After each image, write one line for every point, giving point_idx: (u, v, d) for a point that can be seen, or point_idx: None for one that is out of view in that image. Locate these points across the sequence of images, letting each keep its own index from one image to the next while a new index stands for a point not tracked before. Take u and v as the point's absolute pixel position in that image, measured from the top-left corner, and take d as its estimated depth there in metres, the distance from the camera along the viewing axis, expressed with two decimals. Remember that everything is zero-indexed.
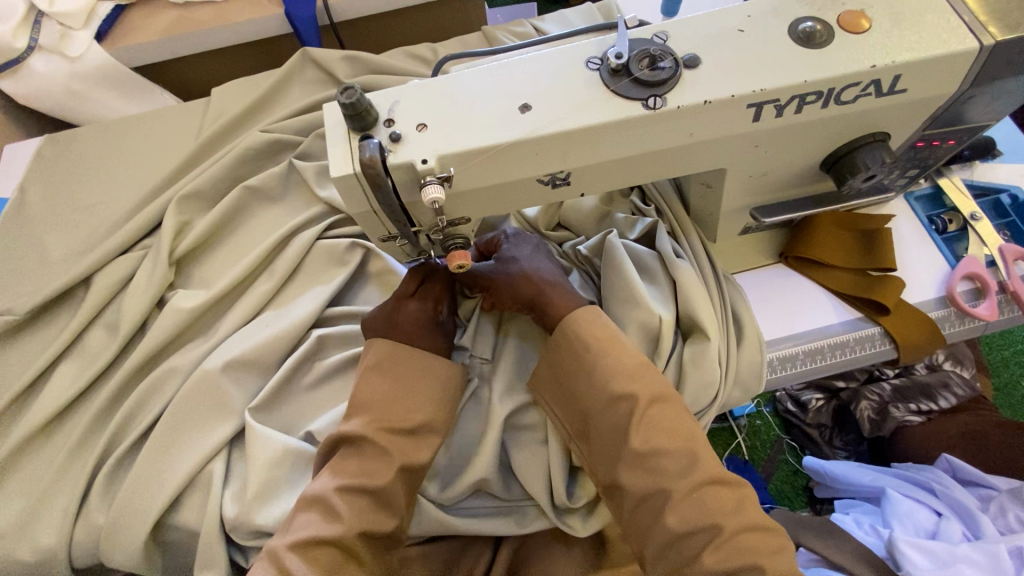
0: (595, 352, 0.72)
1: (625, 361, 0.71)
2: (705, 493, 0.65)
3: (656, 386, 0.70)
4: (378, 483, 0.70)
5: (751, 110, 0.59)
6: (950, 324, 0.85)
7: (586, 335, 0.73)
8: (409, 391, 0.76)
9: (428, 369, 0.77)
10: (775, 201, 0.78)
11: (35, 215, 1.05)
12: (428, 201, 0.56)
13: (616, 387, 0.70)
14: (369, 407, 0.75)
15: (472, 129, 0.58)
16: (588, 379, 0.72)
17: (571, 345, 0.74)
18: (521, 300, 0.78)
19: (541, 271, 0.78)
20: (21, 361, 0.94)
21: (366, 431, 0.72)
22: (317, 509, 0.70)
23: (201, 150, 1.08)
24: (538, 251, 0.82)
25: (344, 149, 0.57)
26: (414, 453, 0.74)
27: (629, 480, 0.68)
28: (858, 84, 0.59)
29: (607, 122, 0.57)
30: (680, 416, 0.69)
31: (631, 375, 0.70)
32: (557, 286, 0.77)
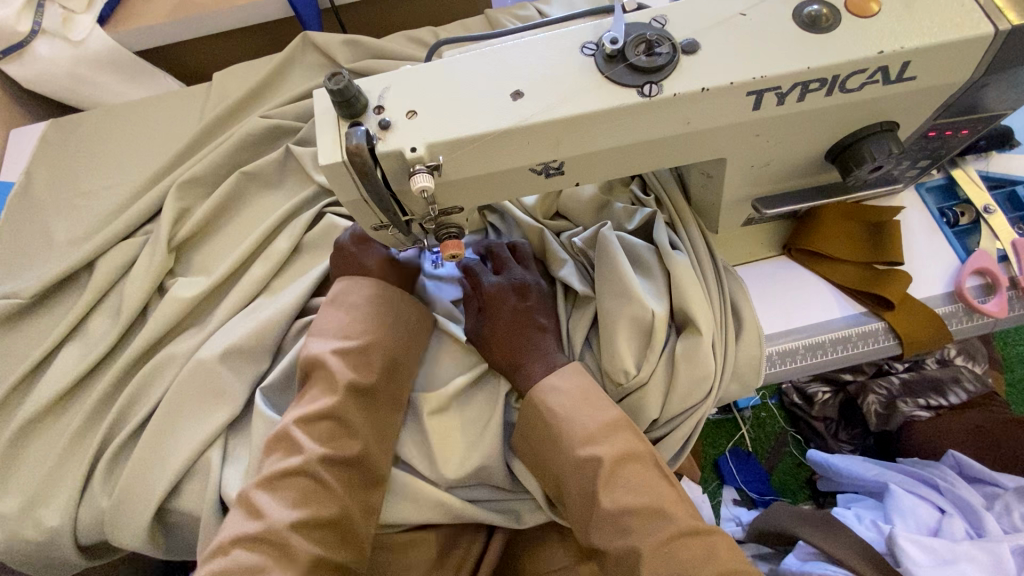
0: (559, 419, 0.72)
1: (590, 423, 0.70)
2: (677, 547, 0.63)
3: (622, 444, 0.69)
4: (328, 405, 0.73)
5: (751, 98, 0.57)
6: (958, 321, 0.82)
7: (552, 404, 0.73)
8: (363, 320, 0.81)
9: (378, 295, 0.83)
10: (776, 192, 0.76)
11: (41, 200, 1.06)
12: (417, 190, 0.56)
13: (581, 450, 0.69)
14: (331, 336, 0.80)
15: (461, 117, 0.56)
16: (555, 444, 0.72)
17: (537, 415, 0.74)
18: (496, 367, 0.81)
19: (516, 340, 0.78)
20: (29, 343, 0.96)
21: (320, 354, 0.77)
22: (283, 445, 0.72)
23: (202, 135, 1.08)
24: (524, 309, 0.80)
25: (333, 136, 0.56)
26: (366, 371, 0.77)
27: (601, 541, 0.66)
28: (864, 72, 0.57)
29: (601, 110, 0.56)
30: (650, 474, 0.69)
31: (594, 437, 0.70)
32: (535, 357, 0.77)
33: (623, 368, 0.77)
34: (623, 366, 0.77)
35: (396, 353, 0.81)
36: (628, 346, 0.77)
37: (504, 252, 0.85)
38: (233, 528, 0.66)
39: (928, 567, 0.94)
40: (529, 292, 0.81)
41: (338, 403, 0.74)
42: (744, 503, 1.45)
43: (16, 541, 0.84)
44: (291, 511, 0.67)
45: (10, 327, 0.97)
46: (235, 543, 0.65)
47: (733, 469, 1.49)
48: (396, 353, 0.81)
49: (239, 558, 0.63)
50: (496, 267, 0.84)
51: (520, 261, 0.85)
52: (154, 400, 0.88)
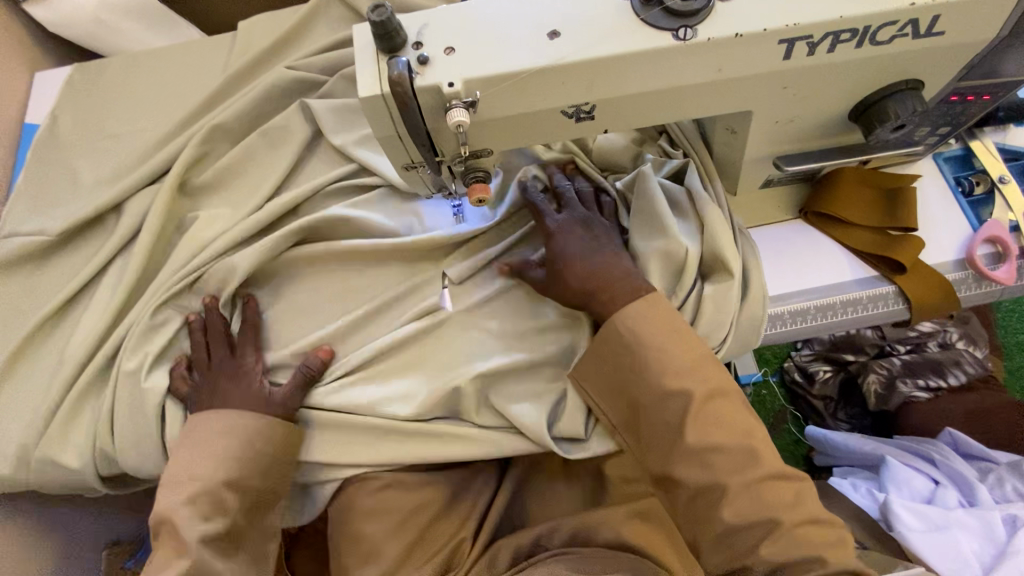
0: (651, 348, 0.73)
1: (681, 357, 0.73)
2: (766, 489, 0.68)
3: (711, 381, 0.72)
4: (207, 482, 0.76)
5: (782, 47, 0.58)
6: (967, 287, 0.85)
7: (641, 331, 0.74)
8: (223, 428, 0.79)
9: (234, 424, 0.79)
10: (799, 150, 0.78)
11: (68, 142, 1.08)
12: (452, 124, 0.58)
13: (672, 383, 0.71)
14: (180, 480, 0.76)
15: (499, 55, 0.58)
16: (641, 373, 0.74)
17: (624, 343, 0.75)
18: (574, 299, 0.79)
19: (590, 269, 0.77)
20: (58, 279, 0.99)
21: (169, 510, 0.74)
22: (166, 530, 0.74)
23: (226, 84, 1.09)
24: (594, 240, 0.79)
25: (373, 69, 0.58)
26: (233, 459, 0.78)
27: (685, 472, 0.70)
28: (896, 24, 0.58)
29: (636, 52, 0.57)
30: (736, 412, 0.72)
31: (684, 372, 0.72)
32: (607, 289, 0.76)
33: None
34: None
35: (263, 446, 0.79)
36: (658, 281, 0.81)
37: (570, 192, 0.83)
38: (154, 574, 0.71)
39: (920, 532, 0.98)
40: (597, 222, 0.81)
41: (210, 485, 0.76)
42: None
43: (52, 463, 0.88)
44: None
45: (40, 263, 1.00)
46: None
47: None
48: (257, 442, 0.79)
49: None
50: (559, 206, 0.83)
51: (583, 203, 0.84)
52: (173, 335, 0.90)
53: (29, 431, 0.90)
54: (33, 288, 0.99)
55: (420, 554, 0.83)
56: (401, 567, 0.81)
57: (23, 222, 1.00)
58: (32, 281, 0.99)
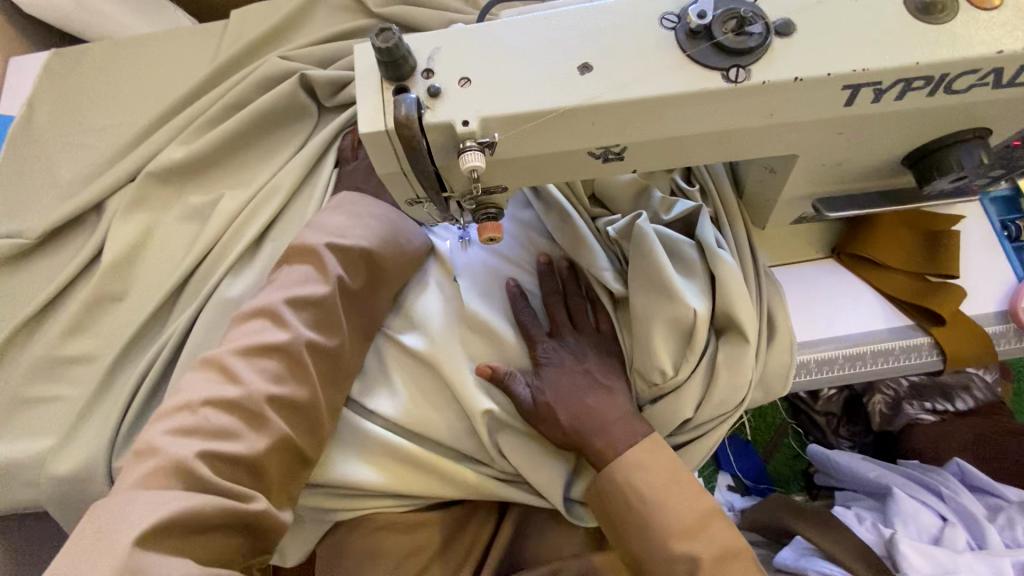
0: (651, 504, 0.68)
1: (685, 514, 0.67)
2: None
3: (719, 541, 0.66)
4: (281, 339, 0.69)
5: (846, 93, 0.51)
6: (1006, 341, 0.79)
7: (640, 482, 0.69)
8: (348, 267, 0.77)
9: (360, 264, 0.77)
10: (841, 192, 0.71)
11: (40, 136, 0.99)
12: (466, 169, 0.50)
13: (675, 546, 0.66)
14: (267, 317, 0.72)
15: (520, 91, 0.50)
16: (642, 531, 0.68)
17: (623, 494, 0.70)
18: (566, 442, 0.74)
19: (582, 407, 0.73)
20: (30, 285, 0.91)
21: (226, 352, 0.68)
22: (209, 374, 0.67)
23: (214, 78, 1.00)
24: (585, 372, 0.75)
25: (376, 100, 0.50)
26: (331, 298, 0.74)
27: None
28: (976, 72, 0.51)
29: (679, 93, 0.50)
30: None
31: (688, 532, 0.66)
32: (601, 432, 0.72)
33: (659, 369, 0.73)
34: (661, 367, 0.73)
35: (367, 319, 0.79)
36: (667, 348, 0.73)
37: (561, 313, 0.80)
38: (201, 389, 0.65)
39: None
40: (588, 354, 0.77)
41: (290, 344, 0.69)
42: (738, 489, 1.45)
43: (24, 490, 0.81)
44: (220, 441, 0.62)
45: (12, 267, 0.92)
46: (160, 454, 0.60)
47: (731, 455, 1.50)
48: (367, 282, 0.78)
49: (158, 463, 0.59)
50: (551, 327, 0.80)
51: (575, 326, 0.80)
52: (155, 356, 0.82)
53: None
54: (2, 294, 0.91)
55: None
56: None
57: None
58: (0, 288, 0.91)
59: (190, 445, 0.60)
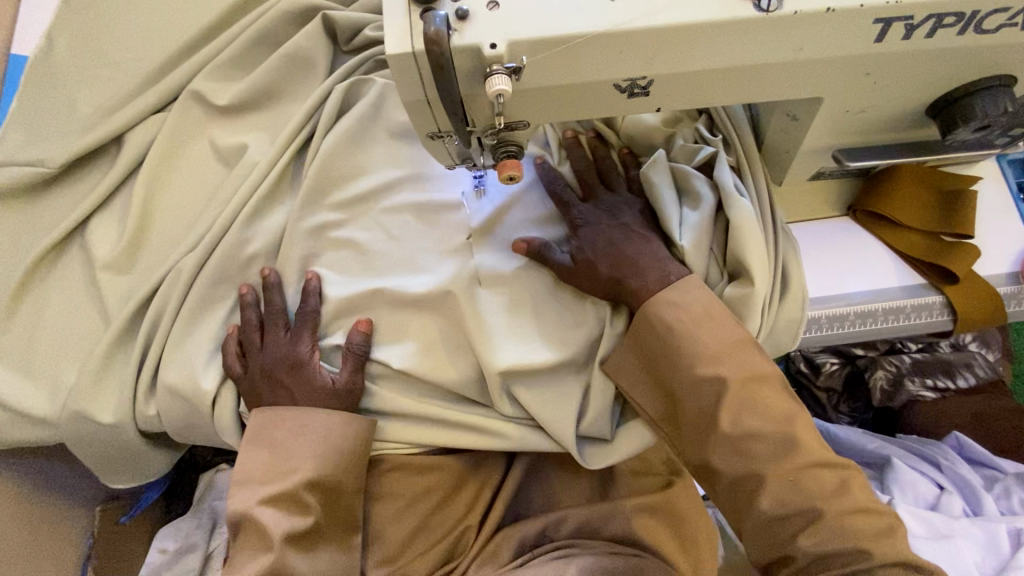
0: (681, 334, 0.68)
1: (714, 342, 0.67)
2: (810, 478, 0.62)
3: (748, 365, 0.66)
4: (304, 423, 0.74)
5: (877, 27, 0.51)
6: (1017, 302, 0.80)
7: (668, 317, 0.69)
8: (291, 427, 0.75)
9: (307, 423, 0.74)
10: (862, 144, 0.70)
11: (53, 73, 0.98)
12: (492, 94, 0.50)
13: (702, 370, 0.66)
14: (274, 428, 0.75)
15: (548, 15, 0.50)
16: (670, 361, 0.69)
17: (650, 328, 0.70)
18: (601, 286, 0.74)
19: (619, 255, 0.72)
20: (51, 218, 0.92)
21: (248, 509, 0.71)
22: (251, 540, 0.70)
23: (228, 17, 0.98)
24: (621, 227, 0.74)
25: (403, 22, 0.50)
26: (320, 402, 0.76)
27: (719, 463, 0.65)
28: (1006, 10, 0.51)
29: (710, 21, 0.49)
30: (777, 396, 0.66)
31: (716, 357, 0.67)
32: (635, 273, 0.71)
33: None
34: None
35: (347, 443, 0.75)
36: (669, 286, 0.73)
37: (593, 176, 0.78)
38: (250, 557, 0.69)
39: (924, 542, 0.97)
40: (622, 211, 0.75)
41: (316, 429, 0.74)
42: None
43: (48, 413, 0.83)
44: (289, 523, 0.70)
45: (33, 198, 0.93)
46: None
47: None
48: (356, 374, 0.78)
49: None
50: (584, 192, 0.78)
51: (611, 186, 0.78)
52: (170, 288, 0.83)
53: (21, 377, 0.85)
54: (22, 225, 0.91)
55: (423, 540, 0.81)
56: (403, 551, 0.80)
57: (16, 152, 0.93)
58: (21, 217, 0.92)
59: (276, 526, 0.69)
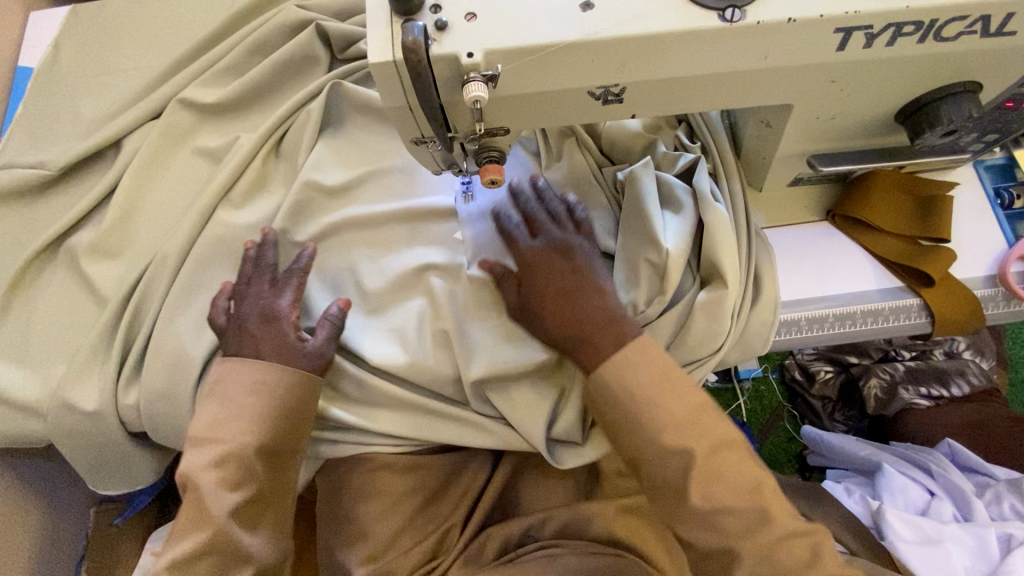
0: (645, 403, 0.65)
1: (679, 409, 0.65)
2: (778, 549, 0.61)
3: (715, 433, 0.64)
4: (271, 390, 0.71)
5: (838, 36, 0.53)
6: (995, 305, 0.81)
7: (631, 383, 0.66)
8: (247, 384, 0.72)
9: (264, 381, 0.72)
10: (836, 150, 0.72)
11: (56, 80, 1.01)
12: (469, 100, 0.53)
13: (671, 443, 0.64)
14: (236, 392, 0.72)
15: (525, 26, 0.52)
16: (635, 431, 0.66)
17: (611, 395, 0.67)
18: (553, 342, 0.71)
19: (571, 312, 0.69)
20: (48, 220, 0.94)
21: (195, 470, 0.68)
22: (192, 504, 0.67)
23: (226, 28, 1.01)
24: (570, 274, 0.71)
25: (385, 32, 0.53)
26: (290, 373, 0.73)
27: (691, 537, 0.63)
28: (964, 20, 0.53)
29: (677, 32, 0.52)
30: (744, 461, 0.64)
31: (682, 425, 0.64)
32: (588, 332, 0.69)
33: (631, 302, 0.75)
34: (631, 301, 0.75)
35: (289, 401, 0.72)
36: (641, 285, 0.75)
37: (541, 214, 0.74)
38: (192, 523, 0.67)
39: (911, 544, 0.96)
40: (573, 253, 0.72)
41: (281, 399, 0.72)
42: None
43: (38, 409, 0.85)
44: (234, 493, 0.68)
45: (33, 199, 0.95)
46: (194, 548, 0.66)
47: None
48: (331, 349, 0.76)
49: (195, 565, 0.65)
50: (531, 229, 0.74)
51: (558, 223, 0.74)
52: (162, 287, 0.84)
53: (14, 375, 0.87)
54: (22, 225, 0.94)
55: (407, 539, 0.81)
56: (387, 550, 0.80)
57: (20, 155, 0.96)
58: (22, 217, 0.94)
59: (224, 496, 0.67)
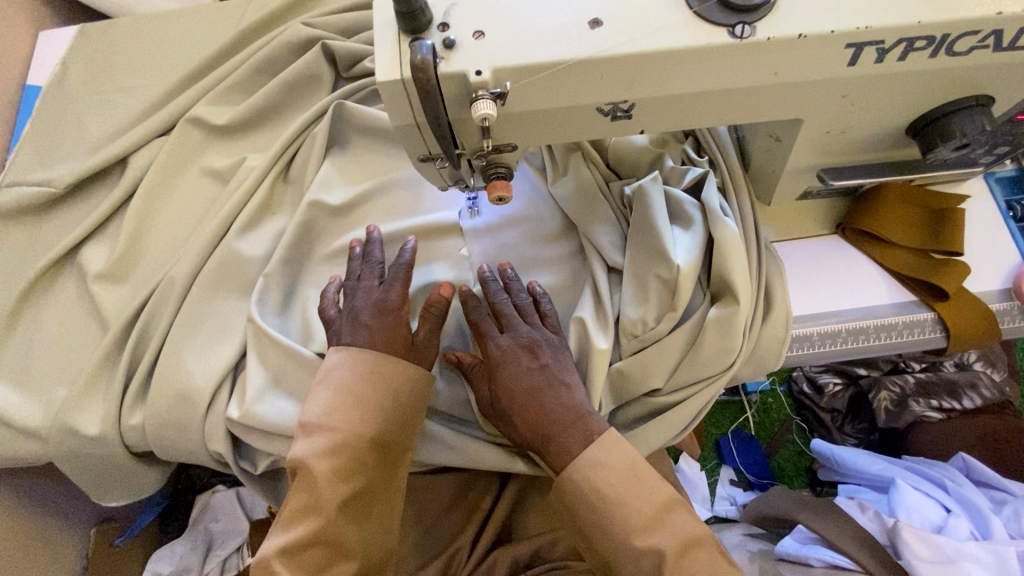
0: (610, 501, 0.62)
1: (645, 507, 0.62)
2: None
3: (683, 529, 0.61)
4: (386, 380, 0.69)
5: (849, 51, 0.53)
6: (1011, 319, 0.79)
7: (597, 480, 0.63)
8: (359, 372, 0.68)
9: (375, 370, 0.69)
10: (846, 164, 0.72)
11: (64, 98, 1.02)
12: (478, 118, 0.52)
13: (639, 542, 0.61)
14: (345, 383, 0.68)
15: (532, 43, 0.52)
16: (603, 531, 0.63)
17: (578, 493, 0.64)
18: (523, 440, 0.69)
19: (539, 409, 0.67)
20: (54, 238, 0.94)
21: (304, 459, 0.64)
22: (299, 497, 0.64)
23: (233, 46, 1.02)
24: (539, 369, 0.70)
25: (393, 50, 0.52)
26: (405, 365, 0.70)
27: None
28: (977, 34, 0.52)
29: (687, 48, 0.51)
30: (716, 560, 0.61)
31: (650, 524, 0.61)
32: (557, 429, 0.66)
33: (641, 318, 0.74)
34: (641, 317, 0.74)
35: (403, 391, 0.69)
36: (650, 301, 0.74)
37: (509, 308, 0.74)
38: (298, 521, 0.63)
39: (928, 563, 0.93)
40: (541, 348, 0.71)
41: (397, 390, 0.69)
42: (741, 484, 1.40)
43: (40, 428, 0.84)
44: (343, 488, 0.64)
45: (39, 217, 0.95)
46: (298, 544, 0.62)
47: (733, 449, 1.42)
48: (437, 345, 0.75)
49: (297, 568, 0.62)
50: (500, 323, 0.74)
51: (525, 316, 0.74)
52: (167, 305, 0.84)
53: (16, 394, 0.86)
54: (27, 242, 0.94)
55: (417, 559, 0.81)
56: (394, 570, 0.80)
57: (26, 172, 0.96)
58: (28, 235, 0.94)
59: (338, 489, 0.64)
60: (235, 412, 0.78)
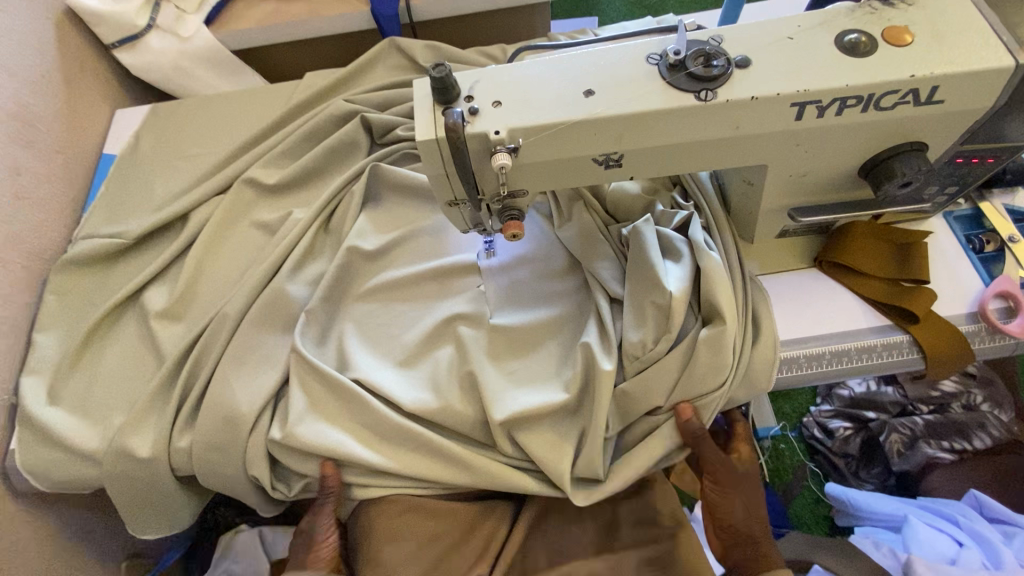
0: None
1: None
2: None
3: None
4: None
5: (794, 109, 0.65)
6: (980, 340, 0.87)
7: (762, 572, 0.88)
8: None
9: None
10: (812, 203, 0.83)
11: (135, 166, 1.18)
12: (497, 166, 0.65)
13: None
14: None
15: (539, 108, 0.65)
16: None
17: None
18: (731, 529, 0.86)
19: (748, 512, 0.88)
20: (119, 283, 1.06)
21: None
22: None
23: (282, 120, 1.19)
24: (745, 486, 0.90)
25: (429, 117, 0.66)
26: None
27: None
28: (897, 93, 0.65)
29: (661, 109, 0.64)
30: None
31: None
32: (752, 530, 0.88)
33: (641, 340, 0.83)
34: (641, 339, 0.83)
35: None
36: (647, 324, 0.83)
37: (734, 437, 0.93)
38: None
39: None
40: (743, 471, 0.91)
41: None
42: None
43: (96, 452, 0.92)
44: None
45: (108, 266, 1.08)
46: None
47: None
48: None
49: None
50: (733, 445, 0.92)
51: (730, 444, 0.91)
52: (218, 339, 0.94)
53: (76, 421, 0.95)
54: (97, 287, 1.06)
55: None
56: None
57: (100, 227, 1.10)
58: (98, 280, 1.07)
59: None
60: (278, 433, 0.86)
